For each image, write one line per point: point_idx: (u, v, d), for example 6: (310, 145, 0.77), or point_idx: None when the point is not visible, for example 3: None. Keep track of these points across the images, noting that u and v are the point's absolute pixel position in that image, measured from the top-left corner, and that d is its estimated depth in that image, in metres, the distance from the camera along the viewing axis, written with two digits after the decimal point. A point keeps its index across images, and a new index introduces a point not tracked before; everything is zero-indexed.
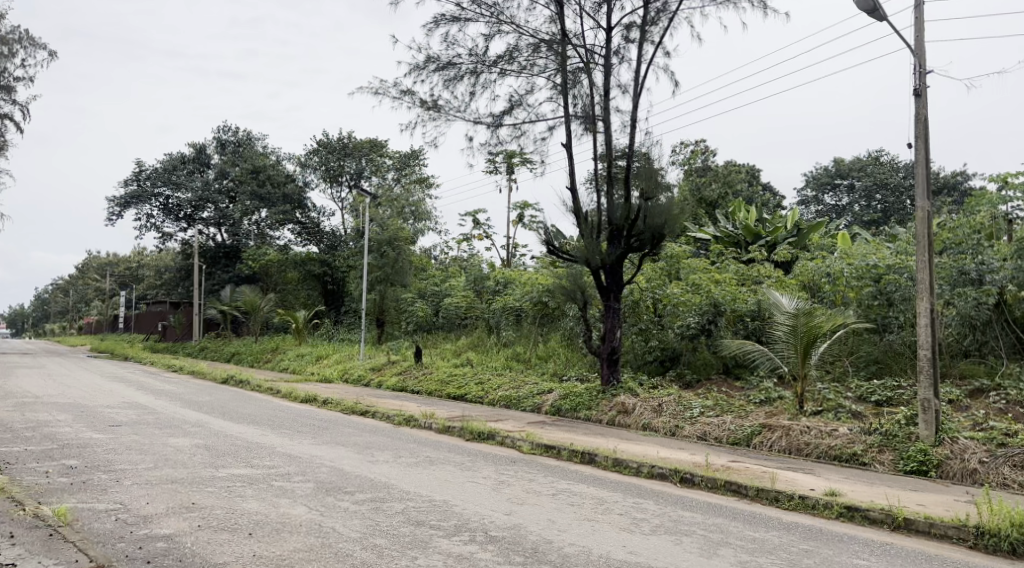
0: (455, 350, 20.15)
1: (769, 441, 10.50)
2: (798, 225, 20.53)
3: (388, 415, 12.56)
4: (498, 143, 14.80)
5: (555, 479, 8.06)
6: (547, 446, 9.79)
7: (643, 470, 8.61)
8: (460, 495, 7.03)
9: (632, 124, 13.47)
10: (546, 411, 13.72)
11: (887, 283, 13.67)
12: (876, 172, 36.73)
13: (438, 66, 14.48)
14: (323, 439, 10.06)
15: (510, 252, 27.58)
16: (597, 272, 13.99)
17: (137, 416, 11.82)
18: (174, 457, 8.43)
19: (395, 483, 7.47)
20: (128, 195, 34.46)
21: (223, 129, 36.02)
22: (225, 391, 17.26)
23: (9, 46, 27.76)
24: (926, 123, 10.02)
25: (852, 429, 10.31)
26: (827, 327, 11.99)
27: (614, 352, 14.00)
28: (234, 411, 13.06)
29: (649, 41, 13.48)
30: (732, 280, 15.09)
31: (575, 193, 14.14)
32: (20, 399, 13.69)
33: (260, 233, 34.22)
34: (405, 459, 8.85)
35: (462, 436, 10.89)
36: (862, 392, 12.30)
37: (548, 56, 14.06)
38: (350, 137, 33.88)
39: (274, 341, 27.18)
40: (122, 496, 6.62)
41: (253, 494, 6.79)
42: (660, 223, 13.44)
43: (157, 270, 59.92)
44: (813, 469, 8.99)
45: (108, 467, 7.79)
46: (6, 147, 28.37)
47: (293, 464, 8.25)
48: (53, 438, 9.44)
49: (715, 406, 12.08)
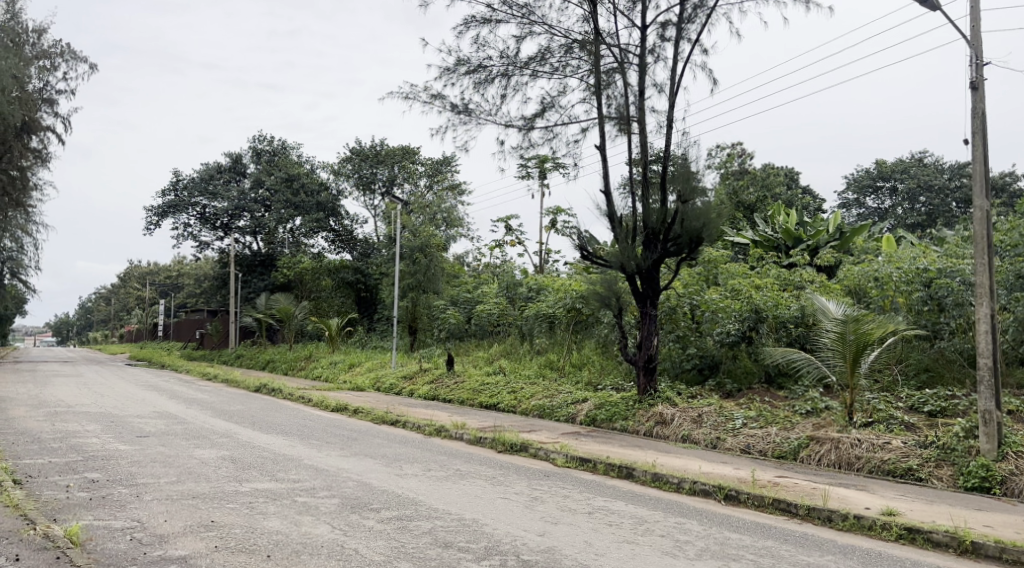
0: (488, 358, 19.83)
1: (818, 454, 9.98)
2: (840, 228, 19.91)
3: (419, 425, 12.27)
4: (530, 146, 14.47)
5: (592, 495, 7.66)
6: (582, 459, 9.39)
7: (685, 485, 8.16)
8: (492, 513, 6.66)
9: (668, 125, 13.03)
10: (581, 422, 13.31)
11: (938, 287, 12.92)
12: (920, 174, 35.78)
13: (468, 69, 14.19)
14: (352, 451, 9.76)
15: (543, 258, 27.18)
16: (633, 277, 13.55)
17: (166, 426, 11.65)
18: (198, 470, 8.19)
19: (423, 499, 7.12)
20: (166, 204, 34.82)
21: (258, 138, 36.11)
22: (257, 399, 17.10)
23: (51, 59, 28.18)
24: (983, 118, 9.45)
25: (906, 442, 9.78)
26: (877, 335, 11.42)
27: (652, 360, 13.53)
28: (264, 421, 12.86)
29: (686, 39, 13.03)
30: (774, 285, 14.59)
31: (609, 197, 13.73)
32: (52, 410, 13.61)
33: (295, 242, 34.32)
34: (435, 473, 8.50)
35: (494, 447, 10.52)
36: (913, 402, 11.71)
37: (582, 56, 13.70)
38: (383, 145, 33.78)
39: (308, 348, 27.10)
40: (140, 513, 6.39)
41: (275, 511, 6.50)
42: (697, 227, 12.99)
43: (195, 280, 60.72)
44: (867, 486, 8.47)
45: (129, 481, 7.58)
46: (48, 159, 28.70)
47: (319, 477, 7.95)
48: (78, 450, 9.26)
49: (758, 417, 11.59)
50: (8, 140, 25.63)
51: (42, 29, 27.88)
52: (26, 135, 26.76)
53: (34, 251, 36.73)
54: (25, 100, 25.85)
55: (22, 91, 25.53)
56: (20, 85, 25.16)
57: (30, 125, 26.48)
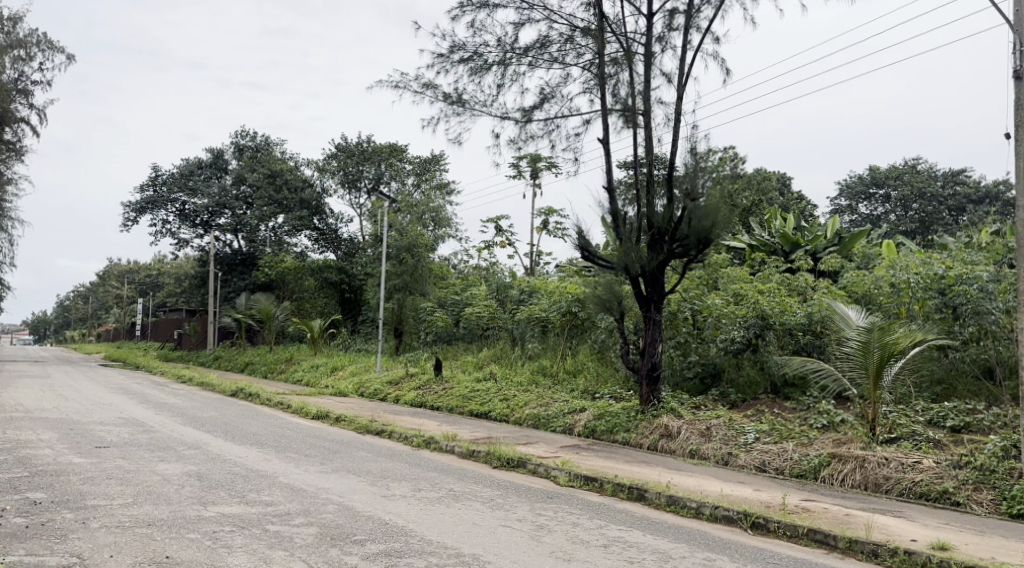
0: (477, 364, 18.92)
1: (840, 473, 9.18)
2: (839, 233, 19.13)
3: (406, 436, 11.36)
4: (527, 139, 13.62)
5: (605, 522, 6.79)
6: (587, 478, 8.51)
7: (706, 511, 7.31)
8: (496, 548, 5.79)
9: (676, 118, 12.19)
10: (579, 433, 12.45)
11: (956, 295, 12.09)
12: (913, 181, 35.25)
13: (463, 56, 13.32)
14: (333, 466, 8.83)
15: (534, 260, 26.38)
16: (637, 280, 12.74)
17: (129, 435, 10.66)
18: (159, 489, 7.24)
19: (415, 528, 6.22)
20: (144, 200, 33.87)
21: (241, 134, 35.03)
22: (233, 405, 16.12)
23: (26, 49, 27.03)
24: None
25: (939, 462, 8.98)
26: (902, 346, 10.67)
27: (655, 368, 12.66)
28: (238, 430, 11.86)
29: (695, 28, 12.21)
30: (780, 290, 13.72)
31: (612, 195, 12.89)
32: (7, 415, 12.54)
33: (277, 240, 33.23)
34: (427, 494, 7.57)
35: (489, 462, 9.63)
36: (934, 416, 10.91)
37: (585, 45, 12.85)
38: (369, 141, 32.80)
39: (289, 350, 26.06)
40: (82, 545, 5.50)
41: (243, 544, 5.61)
42: (706, 227, 12.11)
43: (177, 278, 59.45)
44: (904, 512, 7.67)
45: (77, 503, 6.64)
46: (21, 152, 27.51)
47: (295, 500, 7.02)
48: (26, 464, 8.29)
49: (772, 431, 10.79)
50: None
51: (17, 18, 26.69)
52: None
53: (8, 247, 35.50)
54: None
55: None
56: None
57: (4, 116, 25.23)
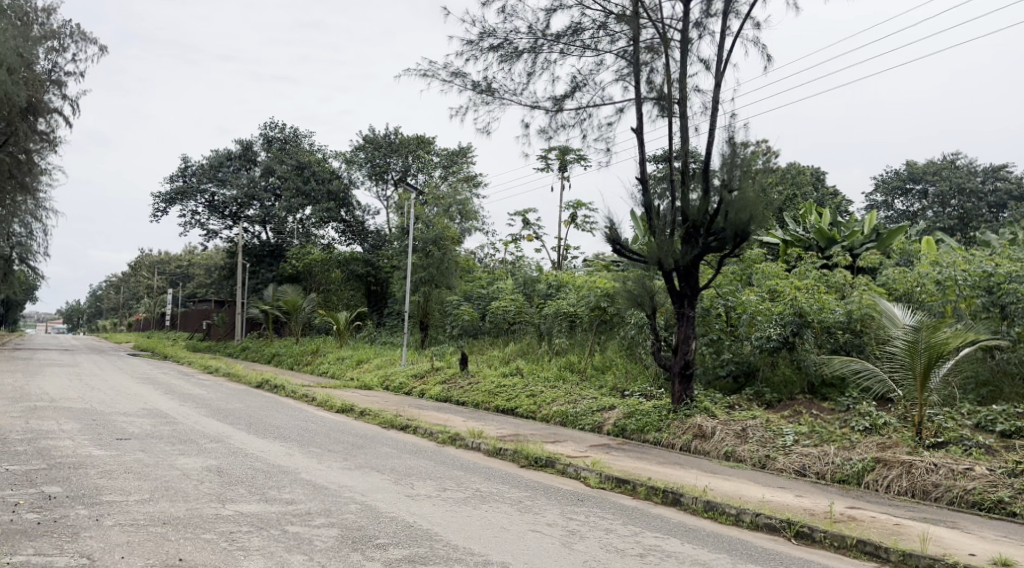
0: (503, 358, 18.63)
1: (886, 479, 8.73)
2: (876, 228, 18.52)
3: (431, 432, 11.06)
4: (559, 128, 13.25)
5: (640, 529, 6.43)
6: (619, 480, 8.15)
7: (746, 518, 6.93)
8: (525, 555, 5.47)
9: (713, 106, 11.75)
10: (608, 432, 12.10)
11: (1005, 293, 11.54)
12: (953, 176, 34.36)
13: (493, 44, 12.97)
14: (356, 463, 8.56)
15: (561, 254, 26.00)
16: (670, 275, 12.35)
17: (152, 427, 10.50)
18: (177, 485, 7.00)
19: (440, 531, 5.92)
20: (174, 191, 34.06)
21: (270, 125, 34.99)
22: (257, 397, 15.95)
23: (60, 41, 27.15)
24: None
25: (992, 469, 8.52)
26: (953, 346, 10.13)
27: (688, 366, 12.23)
28: (261, 422, 11.65)
29: (734, 13, 11.75)
30: (818, 287, 13.18)
31: (645, 187, 12.47)
32: (32, 405, 12.43)
33: (305, 232, 33.13)
34: (452, 494, 7.27)
35: (516, 461, 9.30)
36: (982, 420, 10.39)
37: (619, 31, 12.44)
38: (397, 133, 32.59)
39: (316, 343, 25.93)
40: (94, 545, 5.27)
41: (260, 547, 5.34)
42: (743, 221, 11.63)
43: (206, 269, 59.85)
44: (958, 523, 7.22)
45: (92, 498, 6.42)
46: (55, 143, 27.66)
47: (317, 498, 6.75)
48: (45, 456, 8.11)
49: (811, 433, 10.35)
50: (15, 122, 24.42)
51: (51, 9, 26.81)
52: (33, 117, 25.60)
53: (42, 237, 35.81)
54: (33, 81, 24.77)
55: (31, 71, 24.46)
56: (28, 64, 24.11)
57: (38, 107, 25.34)
